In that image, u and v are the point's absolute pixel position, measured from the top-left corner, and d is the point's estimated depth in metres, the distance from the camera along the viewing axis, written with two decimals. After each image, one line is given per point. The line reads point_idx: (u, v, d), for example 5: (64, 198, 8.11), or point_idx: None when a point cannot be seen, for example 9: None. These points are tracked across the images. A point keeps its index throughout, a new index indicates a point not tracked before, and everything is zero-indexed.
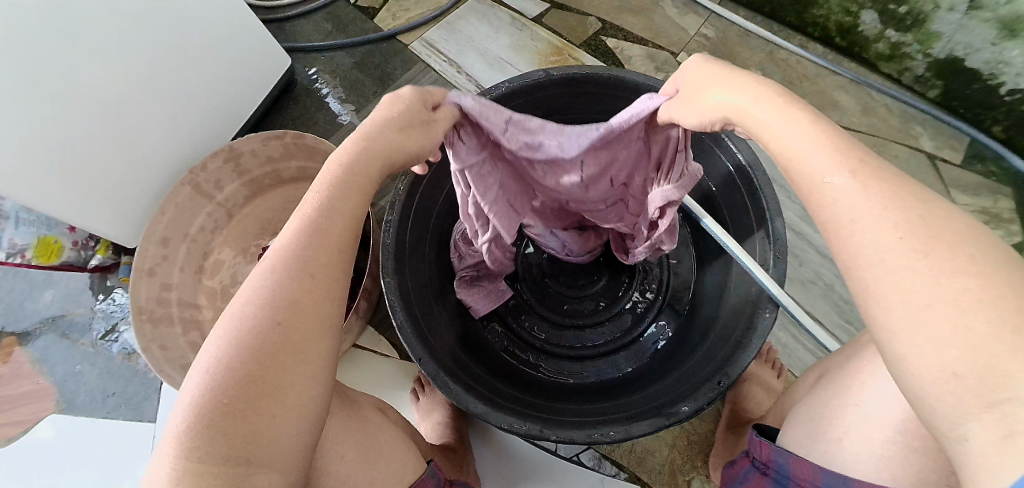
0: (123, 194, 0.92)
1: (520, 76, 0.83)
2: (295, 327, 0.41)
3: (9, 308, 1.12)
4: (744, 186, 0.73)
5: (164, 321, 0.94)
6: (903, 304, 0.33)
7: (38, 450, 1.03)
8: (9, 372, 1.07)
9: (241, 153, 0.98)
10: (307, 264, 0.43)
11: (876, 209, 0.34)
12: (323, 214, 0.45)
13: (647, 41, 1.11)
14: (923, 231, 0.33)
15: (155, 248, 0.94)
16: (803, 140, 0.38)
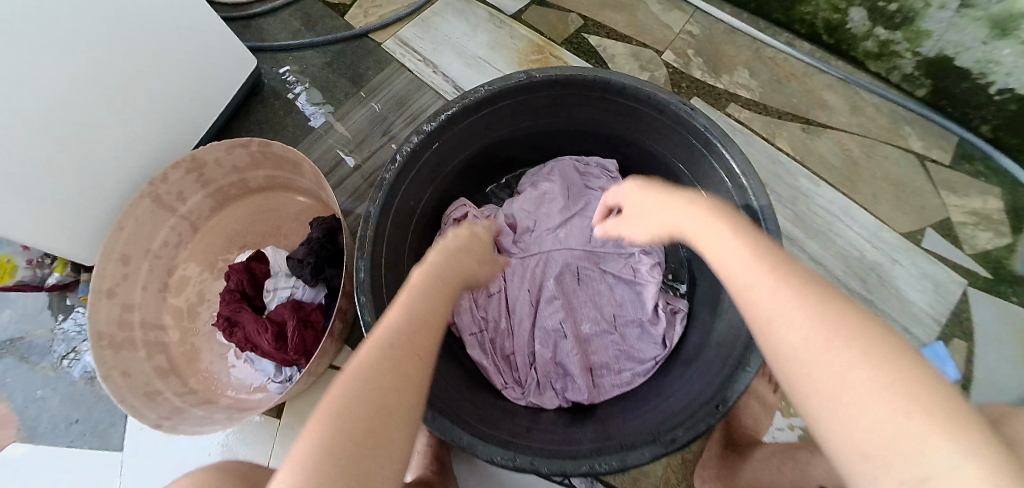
0: (80, 209, 0.85)
1: (502, 80, 0.77)
2: (396, 409, 0.39)
3: None
4: (737, 192, 0.72)
5: (126, 345, 0.87)
6: (826, 374, 0.34)
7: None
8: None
9: (204, 162, 0.90)
10: (407, 346, 0.43)
11: (794, 309, 0.37)
12: (422, 304, 0.48)
13: (630, 39, 1.06)
14: (833, 331, 0.35)
15: (114, 267, 0.88)
16: (730, 246, 0.43)
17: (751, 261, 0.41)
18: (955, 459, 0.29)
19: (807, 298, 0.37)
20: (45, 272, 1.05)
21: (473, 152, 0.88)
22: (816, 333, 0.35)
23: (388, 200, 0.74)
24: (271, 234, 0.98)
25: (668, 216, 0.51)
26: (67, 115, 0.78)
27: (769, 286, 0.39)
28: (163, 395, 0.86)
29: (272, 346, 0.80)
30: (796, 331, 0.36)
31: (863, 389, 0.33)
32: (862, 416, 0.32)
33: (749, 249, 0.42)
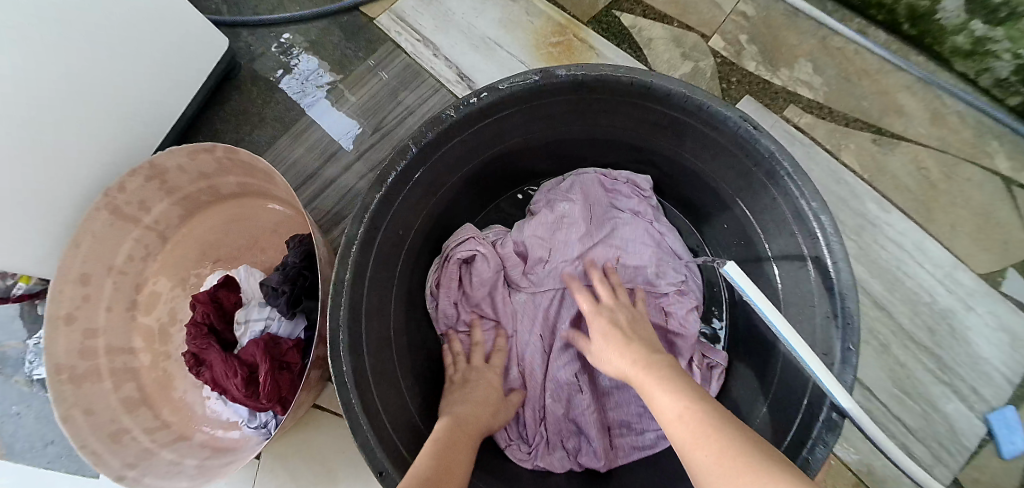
0: (34, 219, 0.73)
1: (512, 80, 0.61)
2: (453, 474, 0.50)
3: None
4: (807, 243, 0.59)
5: (90, 377, 0.78)
6: None
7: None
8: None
9: (165, 169, 0.78)
10: (457, 438, 0.55)
11: (690, 432, 0.40)
12: (466, 416, 0.60)
13: (670, 19, 0.89)
14: (711, 438, 0.39)
15: (73, 288, 0.77)
16: (648, 380, 0.48)
17: (665, 395, 0.45)
18: None
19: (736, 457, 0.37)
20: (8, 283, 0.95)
21: (478, 163, 0.73)
22: (710, 456, 0.38)
23: (372, 233, 0.61)
24: (250, 248, 0.86)
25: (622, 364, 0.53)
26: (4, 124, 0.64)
27: (691, 446, 0.39)
28: (131, 434, 0.77)
29: (242, 391, 0.70)
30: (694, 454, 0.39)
31: None
32: None
33: (664, 387, 0.46)
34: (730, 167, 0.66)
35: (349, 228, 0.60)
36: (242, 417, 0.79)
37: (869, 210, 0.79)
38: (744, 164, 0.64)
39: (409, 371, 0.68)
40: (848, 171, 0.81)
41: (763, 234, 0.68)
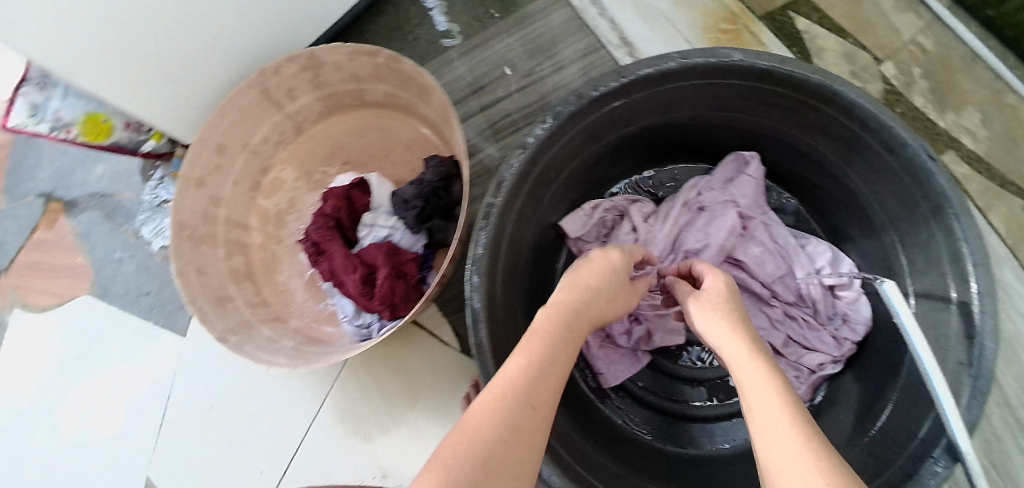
0: (182, 83, 0.78)
1: (703, 52, 0.61)
2: (535, 412, 0.41)
3: (60, 172, 1.03)
4: (959, 292, 0.58)
5: (207, 241, 0.82)
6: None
7: (71, 324, 1.00)
8: (53, 238, 1.02)
9: (323, 64, 0.79)
10: (535, 379, 0.43)
11: (808, 458, 0.34)
12: (547, 345, 0.46)
13: (846, 34, 0.87)
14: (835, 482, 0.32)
15: (208, 155, 0.80)
16: (777, 397, 0.39)
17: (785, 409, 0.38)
18: None
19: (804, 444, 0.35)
20: (141, 139, 1.00)
21: (637, 128, 0.73)
22: (789, 417, 0.38)
23: (531, 167, 0.62)
24: (378, 158, 0.86)
25: (715, 330, 0.50)
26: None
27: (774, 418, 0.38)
28: (234, 304, 0.81)
29: (360, 289, 0.73)
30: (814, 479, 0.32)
31: None
32: None
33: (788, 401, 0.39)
34: (894, 194, 0.66)
35: (513, 155, 0.60)
36: (345, 312, 0.80)
37: (1005, 277, 0.78)
38: (914, 196, 0.63)
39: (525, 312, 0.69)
40: (990, 232, 0.79)
41: (910, 271, 0.67)
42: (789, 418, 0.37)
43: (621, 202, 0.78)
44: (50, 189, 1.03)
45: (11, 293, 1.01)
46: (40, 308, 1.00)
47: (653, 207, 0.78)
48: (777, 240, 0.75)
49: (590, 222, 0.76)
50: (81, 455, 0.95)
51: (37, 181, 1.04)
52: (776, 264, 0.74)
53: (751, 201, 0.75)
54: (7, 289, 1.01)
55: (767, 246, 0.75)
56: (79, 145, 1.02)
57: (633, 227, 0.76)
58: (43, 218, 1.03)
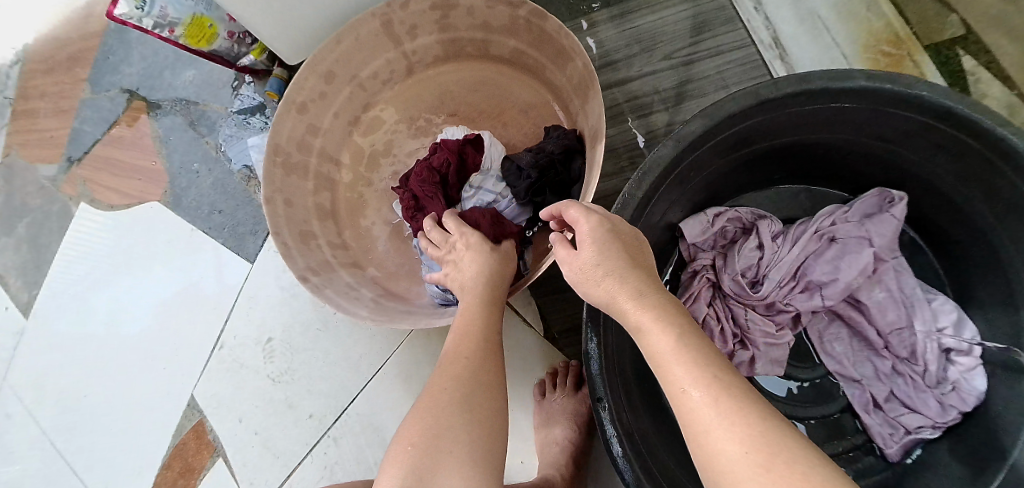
0: (301, 5, 0.73)
1: (885, 77, 0.56)
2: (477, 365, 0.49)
3: (148, 72, 1.00)
4: None
5: (299, 170, 0.78)
6: (734, 469, 0.32)
7: (136, 226, 0.96)
8: (132, 136, 0.99)
9: (457, 5, 0.75)
10: (476, 338, 0.51)
11: (717, 424, 0.34)
12: (477, 308, 0.55)
13: (1014, 81, 0.80)
14: (752, 448, 0.32)
15: (315, 82, 0.76)
16: (669, 354, 0.38)
17: (687, 362, 0.37)
18: None
19: (729, 414, 0.34)
20: (242, 51, 0.93)
21: (784, 142, 0.68)
22: (689, 376, 0.36)
23: (676, 162, 0.59)
24: (490, 116, 0.83)
25: (594, 293, 0.44)
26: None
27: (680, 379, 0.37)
28: (316, 241, 0.78)
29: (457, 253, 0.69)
30: (730, 446, 0.33)
31: None
32: None
33: (686, 357, 0.37)
34: None
35: (664, 144, 0.57)
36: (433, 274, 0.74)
37: None
38: None
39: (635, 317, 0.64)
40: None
41: None
42: (696, 380, 0.36)
43: (747, 215, 0.73)
44: (137, 87, 1.00)
45: (82, 184, 0.98)
46: (106, 206, 0.97)
47: (780, 227, 0.72)
48: (904, 290, 0.69)
49: (710, 230, 0.71)
50: (127, 360, 0.93)
51: (124, 75, 1.01)
52: (899, 317, 0.67)
53: (884, 242, 0.68)
54: (79, 180, 0.98)
55: (893, 295, 0.68)
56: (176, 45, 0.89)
57: (758, 244, 0.71)
58: (126, 114, 0.99)
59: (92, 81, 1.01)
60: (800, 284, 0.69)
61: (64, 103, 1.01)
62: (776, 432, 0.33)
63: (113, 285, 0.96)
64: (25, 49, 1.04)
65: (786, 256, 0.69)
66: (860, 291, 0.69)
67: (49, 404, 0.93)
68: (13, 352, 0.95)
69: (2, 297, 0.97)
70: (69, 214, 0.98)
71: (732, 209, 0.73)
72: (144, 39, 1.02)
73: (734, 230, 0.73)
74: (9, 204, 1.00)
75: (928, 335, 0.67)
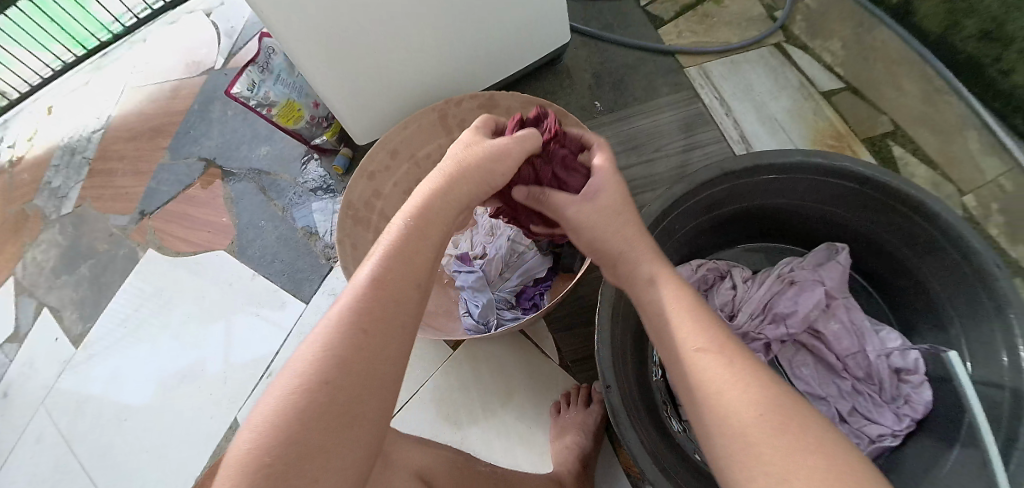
0: (376, 96, 0.99)
1: (820, 154, 0.75)
2: (373, 324, 0.47)
3: (227, 146, 1.25)
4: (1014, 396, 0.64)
5: (363, 223, 0.99)
6: (716, 383, 0.46)
7: (200, 269, 1.15)
8: (206, 196, 1.21)
9: (497, 105, 0.99)
10: (392, 284, 0.49)
11: (708, 354, 0.48)
12: (400, 245, 0.51)
13: (936, 166, 1.01)
14: (763, 411, 0.43)
15: (383, 157, 0.98)
16: (678, 304, 0.53)
17: (700, 335, 0.50)
18: (790, 454, 0.41)
19: (717, 349, 0.49)
20: (318, 132, 1.16)
21: (748, 205, 0.87)
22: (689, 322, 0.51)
23: (663, 216, 0.77)
24: None
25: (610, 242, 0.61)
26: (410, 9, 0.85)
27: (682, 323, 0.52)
28: None
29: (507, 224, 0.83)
30: (715, 370, 0.47)
31: (750, 414, 0.44)
32: (746, 418, 0.43)
33: (688, 310, 0.52)
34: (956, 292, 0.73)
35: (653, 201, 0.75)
36: (471, 311, 0.91)
37: None
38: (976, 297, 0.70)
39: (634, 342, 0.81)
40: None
41: (969, 354, 0.73)
42: (696, 325, 0.51)
43: (722, 265, 0.91)
44: (216, 156, 1.24)
45: (152, 234, 1.20)
46: (174, 252, 1.17)
47: (750, 275, 0.90)
48: (855, 322, 0.83)
49: (693, 275, 0.88)
50: (173, 380, 1.09)
51: (202, 147, 1.26)
52: (851, 344, 0.81)
53: (834, 283, 0.84)
54: (149, 229, 1.20)
55: (845, 325, 0.82)
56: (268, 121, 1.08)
57: (732, 286, 0.88)
58: (202, 176, 1.23)
59: (173, 149, 1.27)
60: (767, 317, 0.85)
61: (142, 167, 1.26)
62: (750, 361, 0.48)
63: (153, 331, 1.13)
64: (109, 120, 1.32)
65: (754, 295, 0.86)
66: (818, 323, 0.83)
67: (93, 415, 1.08)
68: (54, 380, 1.11)
69: (56, 329, 1.15)
70: (134, 258, 1.19)
71: (711, 259, 0.91)
72: (226, 121, 1.27)
73: (713, 277, 0.90)
74: (77, 248, 1.21)
75: (877, 358, 0.80)
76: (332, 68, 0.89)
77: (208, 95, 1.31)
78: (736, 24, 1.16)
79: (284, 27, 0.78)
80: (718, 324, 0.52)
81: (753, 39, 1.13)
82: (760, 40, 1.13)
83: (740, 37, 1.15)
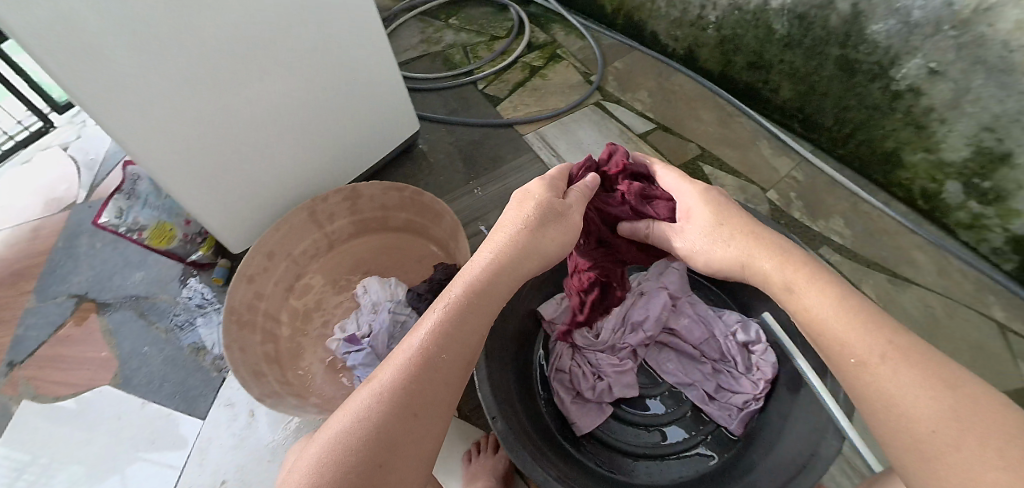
0: (242, 206, 1.05)
1: None
2: (420, 411, 0.54)
3: (98, 278, 1.29)
4: None
5: (248, 326, 1.01)
6: (846, 346, 0.52)
7: (82, 412, 1.13)
8: (81, 333, 1.22)
9: (360, 195, 1.08)
10: (440, 373, 0.56)
11: (855, 327, 0.52)
12: (451, 332, 0.57)
13: (739, 174, 1.22)
14: (939, 426, 0.47)
15: (259, 259, 1.03)
16: (801, 279, 0.57)
17: (868, 340, 0.51)
18: (935, 410, 0.47)
19: (872, 326, 0.52)
20: (193, 249, 1.26)
21: None
22: (816, 295, 0.55)
23: None
24: (394, 269, 1.13)
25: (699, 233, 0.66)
26: (260, 119, 0.96)
27: (813, 294, 0.55)
28: (266, 377, 0.99)
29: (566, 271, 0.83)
30: (856, 346, 0.52)
31: (891, 379, 0.49)
32: (897, 380, 0.49)
33: (815, 285, 0.56)
34: None
35: None
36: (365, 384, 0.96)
37: None
38: None
39: (516, 378, 0.86)
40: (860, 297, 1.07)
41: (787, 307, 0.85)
42: (824, 296, 0.55)
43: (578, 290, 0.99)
44: (87, 290, 1.27)
45: (27, 384, 1.16)
46: (53, 398, 1.14)
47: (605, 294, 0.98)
48: (699, 313, 0.95)
49: (555, 304, 0.94)
50: None
51: (72, 284, 1.28)
52: (701, 332, 0.93)
53: (674, 286, 0.97)
54: (20, 381, 1.17)
55: (692, 319, 0.94)
56: (142, 245, 1.23)
57: None
58: (76, 314, 1.24)
59: (38, 291, 1.28)
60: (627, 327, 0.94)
61: (7, 313, 1.26)
62: (910, 338, 0.51)
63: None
64: None
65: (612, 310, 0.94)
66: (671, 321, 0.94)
67: None
68: None
69: None
70: (8, 413, 1.14)
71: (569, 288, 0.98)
72: (96, 254, 1.32)
73: None
74: None
75: (724, 338, 0.92)
76: (193, 190, 0.95)
77: (72, 231, 1.36)
78: (560, 92, 1.36)
79: (140, 147, 0.83)
80: (884, 318, 0.53)
81: (575, 102, 1.33)
82: (582, 101, 1.33)
83: (564, 101, 1.35)
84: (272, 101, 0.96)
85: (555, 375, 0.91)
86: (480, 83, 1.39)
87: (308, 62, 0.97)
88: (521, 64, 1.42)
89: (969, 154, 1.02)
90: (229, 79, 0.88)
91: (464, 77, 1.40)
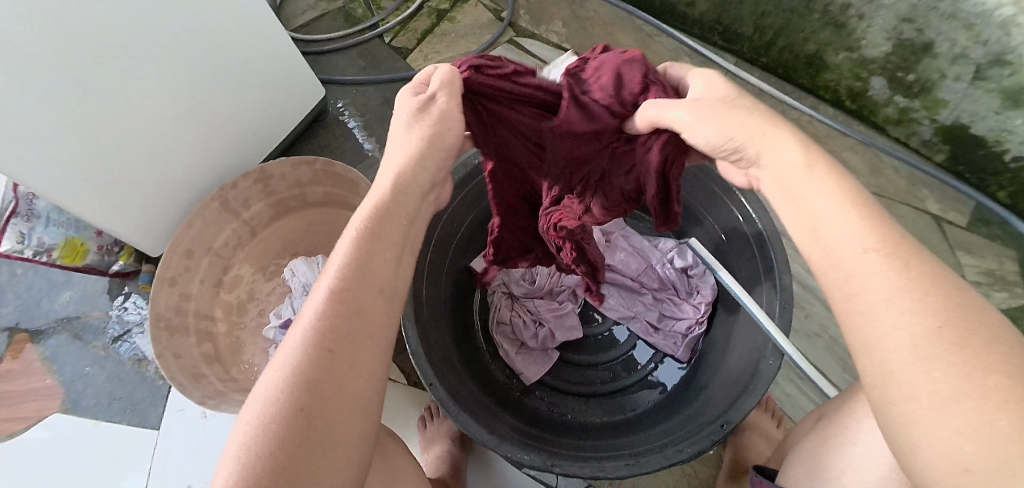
0: (149, 207, 0.97)
1: None
2: (340, 347, 0.43)
3: (26, 307, 1.17)
4: (758, 250, 0.76)
5: (180, 330, 0.96)
6: (838, 238, 0.40)
7: (29, 445, 1.06)
8: (19, 368, 1.11)
9: (271, 176, 1.02)
10: (357, 302, 0.45)
11: (842, 210, 0.40)
12: (364, 259, 0.47)
13: None
14: (945, 325, 0.35)
15: (178, 259, 0.96)
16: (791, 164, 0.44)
17: (865, 229, 0.39)
18: (917, 308, 0.36)
19: (865, 214, 0.40)
20: (112, 258, 1.17)
21: None
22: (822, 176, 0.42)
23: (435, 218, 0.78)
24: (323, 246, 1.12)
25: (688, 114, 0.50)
26: (147, 112, 0.86)
27: (802, 176, 0.43)
28: (209, 379, 0.95)
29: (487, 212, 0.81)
30: (854, 240, 0.39)
31: (883, 274, 0.37)
32: (884, 282, 0.37)
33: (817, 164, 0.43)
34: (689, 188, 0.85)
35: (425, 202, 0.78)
36: None
37: None
38: (707, 185, 0.82)
39: (454, 337, 0.81)
40: None
41: (720, 229, 0.83)
42: (835, 186, 0.41)
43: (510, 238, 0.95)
44: (16, 322, 1.16)
45: None
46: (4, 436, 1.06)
47: None
48: (635, 246, 0.94)
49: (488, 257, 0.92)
50: None
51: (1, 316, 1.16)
52: (638, 265, 0.92)
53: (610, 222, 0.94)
54: None
55: (628, 253, 0.93)
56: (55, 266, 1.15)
57: None
58: (9, 348, 1.13)
59: None
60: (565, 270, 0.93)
61: None
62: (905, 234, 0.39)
63: None
64: None
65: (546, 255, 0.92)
66: (607, 258, 0.93)
67: None
68: None
69: None
70: None
71: None
72: (18, 281, 1.19)
73: None
74: None
75: (661, 268, 0.92)
76: (88, 199, 0.86)
77: None
78: (471, 34, 1.30)
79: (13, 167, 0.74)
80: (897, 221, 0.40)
81: (487, 41, 1.28)
82: (494, 40, 1.28)
83: (475, 43, 1.29)
84: (157, 91, 0.87)
85: (496, 328, 0.89)
86: (387, 36, 1.32)
87: (193, 42, 0.87)
88: (427, 9, 1.33)
89: (890, 48, 1.01)
90: (103, 76, 0.78)
91: (369, 31, 1.31)
